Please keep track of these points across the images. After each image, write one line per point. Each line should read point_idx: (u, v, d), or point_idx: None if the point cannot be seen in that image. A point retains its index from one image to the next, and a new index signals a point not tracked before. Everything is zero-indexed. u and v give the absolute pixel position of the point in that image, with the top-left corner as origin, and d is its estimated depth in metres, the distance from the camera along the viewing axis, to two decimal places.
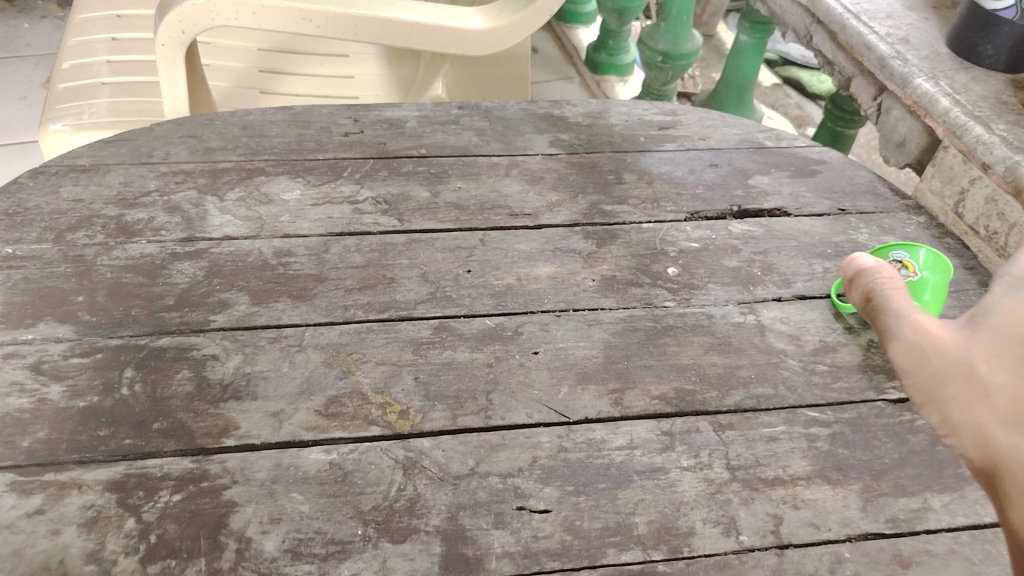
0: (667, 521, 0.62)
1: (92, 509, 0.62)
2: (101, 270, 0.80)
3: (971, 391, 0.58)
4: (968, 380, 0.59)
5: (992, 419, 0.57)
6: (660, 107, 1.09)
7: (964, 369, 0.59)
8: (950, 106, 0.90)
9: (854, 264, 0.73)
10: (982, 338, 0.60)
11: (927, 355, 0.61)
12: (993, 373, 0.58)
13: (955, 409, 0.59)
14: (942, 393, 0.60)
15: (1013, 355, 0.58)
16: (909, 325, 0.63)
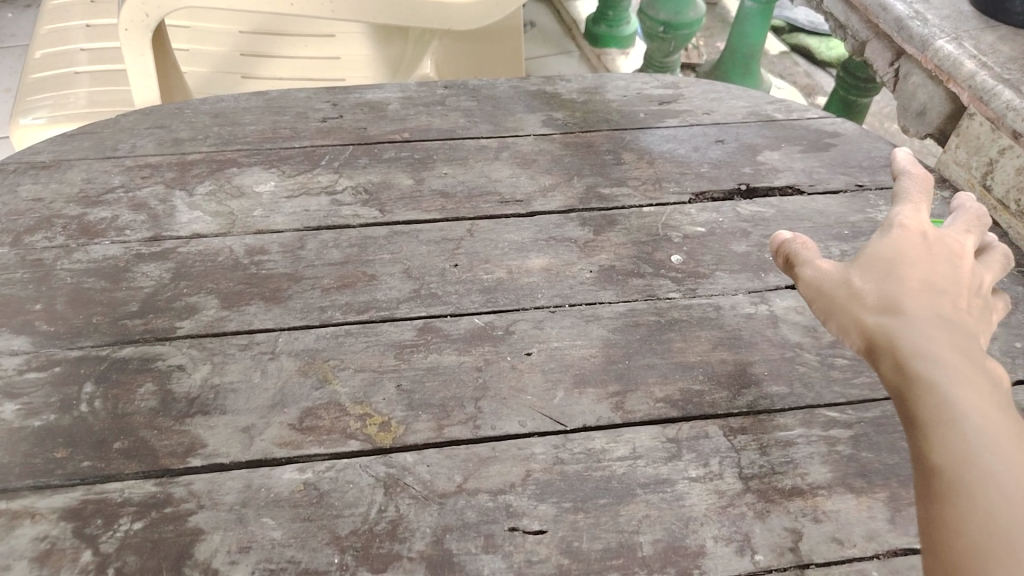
0: (675, 540, 0.57)
1: (45, 541, 0.56)
2: (60, 275, 0.74)
3: (848, 298, 0.54)
4: (849, 294, 0.54)
5: (866, 316, 0.52)
6: (660, 80, 1.02)
7: (843, 281, 0.56)
8: (976, 70, 0.82)
9: (775, 240, 0.64)
10: (853, 264, 0.57)
11: (822, 281, 0.57)
12: (865, 283, 0.55)
13: (841, 317, 0.54)
14: (834, 307, 0.55)
15: (879, 264, 0.55)
16: (812, 263, 0.59)
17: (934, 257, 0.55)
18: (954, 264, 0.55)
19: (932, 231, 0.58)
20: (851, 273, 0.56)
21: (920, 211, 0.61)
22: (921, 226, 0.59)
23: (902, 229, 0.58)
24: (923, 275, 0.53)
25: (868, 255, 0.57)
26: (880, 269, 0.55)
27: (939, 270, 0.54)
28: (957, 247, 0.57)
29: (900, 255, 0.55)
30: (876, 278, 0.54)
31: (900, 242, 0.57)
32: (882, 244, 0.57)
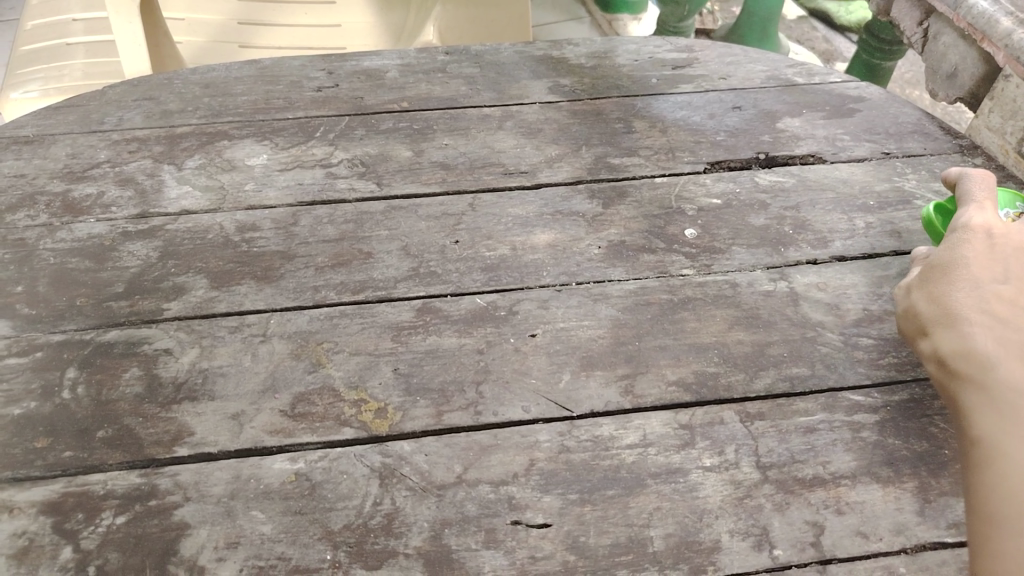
0: (688, 535, 0.53)
1: (24, 537, 0.54)
2: (43, 255, 0.71)
3: (909, 313, 0.58)
4: (908, 308, 0.59)
5: (920, 331, 0.56)
6: (673, 43, 0.97)
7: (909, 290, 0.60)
8: (1013, 28, 0.77)
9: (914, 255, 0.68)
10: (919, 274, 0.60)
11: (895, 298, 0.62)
12: (919, 294, 0.58)
13: (909, 327, 0.58)
14: (904, 320, 0.59)
15: (935, 270, 0.58)
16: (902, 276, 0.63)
17: (990, 253, 0.57)
18: (1016, 256, 0.57)
19: (991, 225, 0.59)
20: (914, 282, 0.60)
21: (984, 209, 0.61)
22: (982, 223, 0.60)
23: (961, 232, 0.60)
24: (977, 274, 0.56)
25: (929, 262, 0.60)
26: (936, 275, 0.58)
27: (994, 264, 0.56)
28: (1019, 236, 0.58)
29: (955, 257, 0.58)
30: (932, 283, 0.57)
31: (957, 242, 0.59)
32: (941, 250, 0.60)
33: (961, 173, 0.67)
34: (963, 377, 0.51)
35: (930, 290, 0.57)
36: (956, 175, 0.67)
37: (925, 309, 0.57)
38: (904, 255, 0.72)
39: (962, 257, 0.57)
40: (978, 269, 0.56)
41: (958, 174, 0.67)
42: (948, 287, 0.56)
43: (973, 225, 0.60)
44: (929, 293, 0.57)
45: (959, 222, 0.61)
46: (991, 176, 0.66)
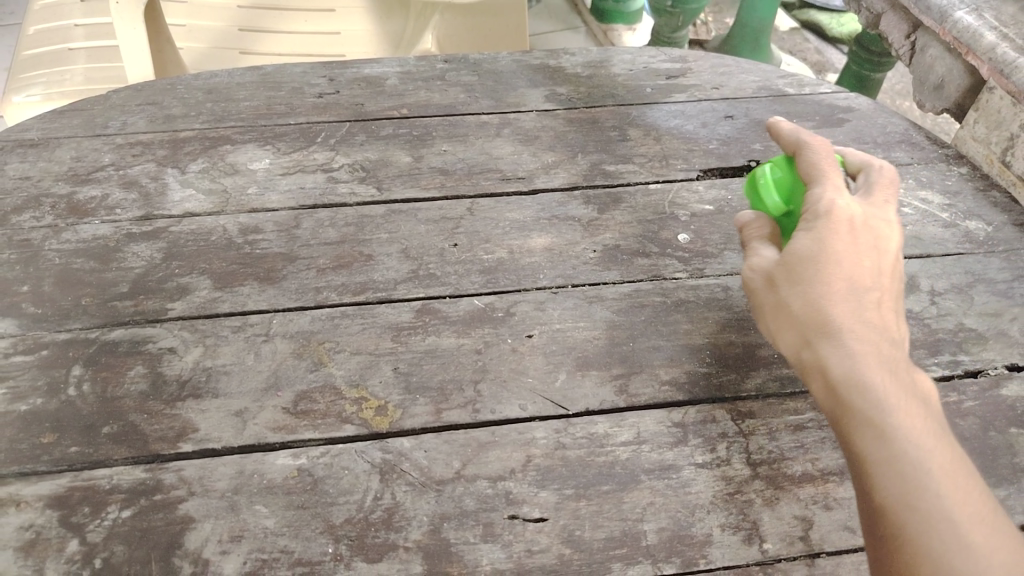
0: (680, 529, 0.55)
1: (31, 530, 0.55)
2: (48, 256, 0.72)
3: (781, 315, 0.53)
4: (779, 308, 0.54)
5: (801, 340, 0.52)
6: (668, 53, 0.99)
7: (776, 285, 0.55)
8: (996, 42, 0.80)
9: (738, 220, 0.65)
10: (781, 264, 0.55)
11: (754, 285, 0.57)
12: (792, 294, 0.53)
13: (781, 331, 0.54)
14: (774, 321, 0.54)
15: (803, 265, 0.54)
16: (753, 253, 0.59)
17: (856, 248, 0.54)
18: (876, 253, 0.55)
19: (850, 210, 0.57)
20: (779, 274, 0.55)
21: (837, 188, 0.58)
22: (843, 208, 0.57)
23: (825, 217, 0.56)
24: (849, 277, 0.53)
25: (793, 251, 0.55)
26: (809, 273, 0.53)
27: (861, 265, 0.54)
28: (874, 227, 0.57)
29: (825, 251, 0.54)
30: (804, 283, 0.53)
31: (823, 230, 0.55)
32: (806, 238, 0.55)
33: (798, 136, 0.65)
34: (848, 404, 0.48)
35: (803, 291, 0.53)
36: (793, 138, 0.65)
37: (801, 314, 0.52)
38: None
39: (832, 252, 0.54)
40: (851, 271, 0.53)
41: (796, 137, 0.64)
42: (823, 289, 0.52)
43: (836, 210, 0.56)
44: (803, 294, 0.53)
45: (816, 202, 0.58)
46: (828, 145, 0.64)
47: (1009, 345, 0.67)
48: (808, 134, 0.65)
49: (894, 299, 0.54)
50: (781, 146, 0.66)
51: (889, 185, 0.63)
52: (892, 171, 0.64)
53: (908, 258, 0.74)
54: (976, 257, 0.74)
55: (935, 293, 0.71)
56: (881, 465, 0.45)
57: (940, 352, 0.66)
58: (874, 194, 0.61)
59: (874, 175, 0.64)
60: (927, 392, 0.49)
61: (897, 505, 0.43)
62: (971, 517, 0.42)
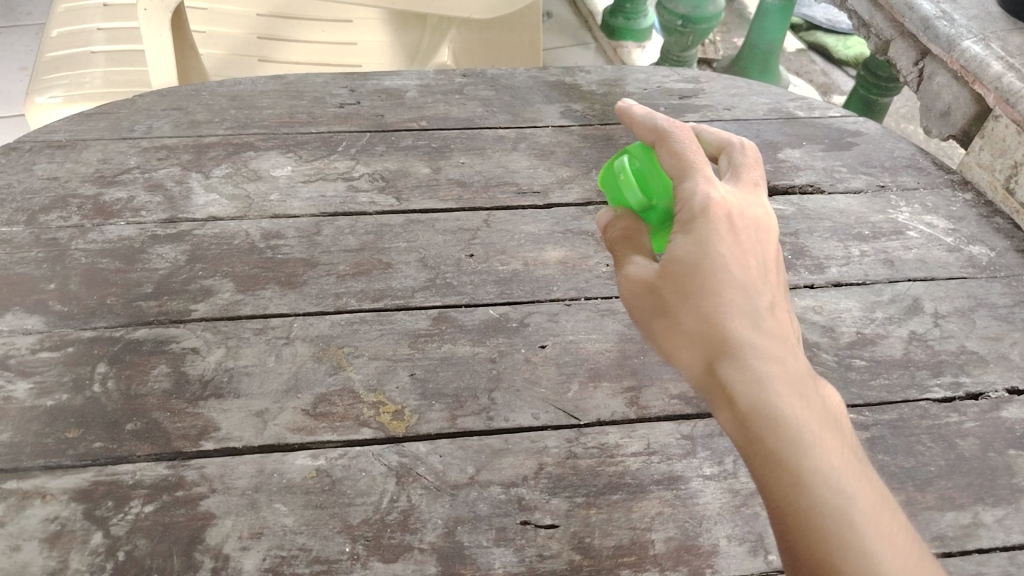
0: (688, 539, 0.56)
1: (56, 522, 0.56)
2: (75, 255, 0.74)
3: (680, 340, 0.52)
4: (678, 333, 0.52)
5: (705, 369, 0.51)
6: (681, 74, 1.01)
7: (666, 299, 0.53)
8: (1002, 72, 0.82)
9: (603, 220, 0.63)
10: (667, 280, 0.53)
11: (641, 303, 0.55)
12: (688, 317, 0.52)
13: (679, 356, 0.52)
14: (671, 346, 0.53)
15: (692, 275, 0.52)
16: (627, 262, 0.58)
17: (742, 249, 0.54)
18: (757, 246, 0.55)
19: (726, 202, 0.55)
20: (667, 287, 0.53)
21: (710, 177, 0.57)
22: (720, 201, 0.55)
23: (704, 217, 0.54)
24: (740, 285, 0.52)
25: (677, 262, 0.53)
26: (697, 284, 0.52)
27: (749, 269, 0.53)
28: (755, 219, 0.56)
29: (714, 258, 0.52)
30: (695, 300, 0.52)
31: (704, 232, 0.54)
32: (688, 245, 0.53)
33: (653, 121, 0.61)
34: (763, 446, 0.47)
35: (695, 306, 0.51)
36: (651, 125, 0.61)
37: (696, 332, 0.51)
38: (896, 282, 0.75)
39: (719, 258, 0.53)
40: (740, 277, 0.52)
41: (653, 123, 0.61)
42: (716, 304, 0.51)
43: (714, 205, 0.55)
44: (697, 309, 0.51)
45: (691, 196, 0.56)
46: (687, 128, 0.62)
47: (1009, 368, 0.69)
48: (661, 116, 0.62)
49: (780, 293, 0.54)
50: (633, 132, 0.62)
51: (754, 162, 0.63)
52: (753, 146, 0.64)
53: (912, 280, 0.76)
54: (979, 281, 0.76)
55: (938, 315, 0.73)
56: (799, 494, 0.45)
57: (943, 373, 0.67)
58: (743, 176, 0.61)
59: (737, 153, 0.63)
60: (830, 403, 0.50)
61: (820, 538, 0.44)
62: (890, 540, 0.43)
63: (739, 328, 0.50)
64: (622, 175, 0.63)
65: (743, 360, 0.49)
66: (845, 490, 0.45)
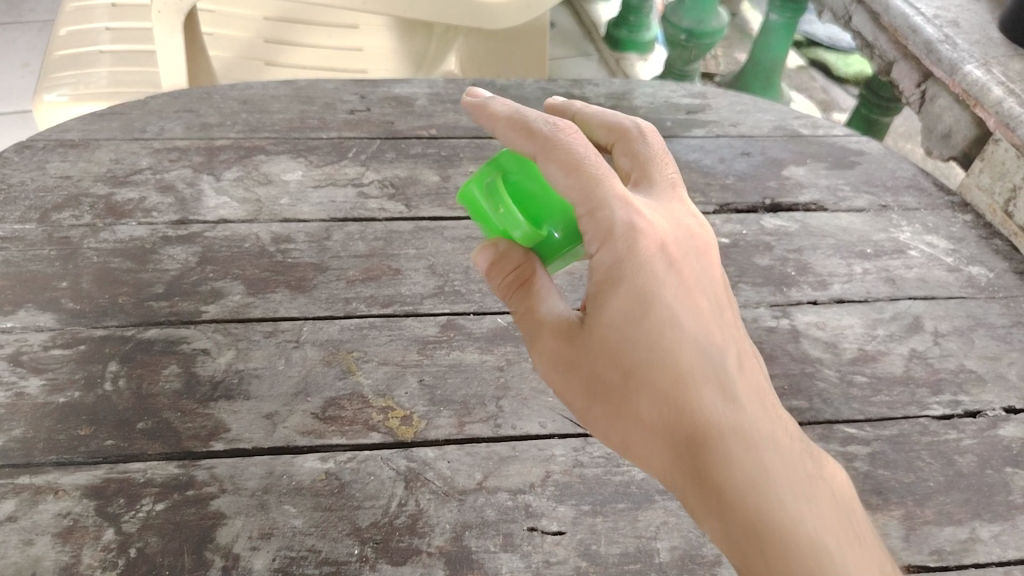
0: (692, 548, 0.57)
1: (68, 518, 0.56)
2: (87, 254, 0.74)
3: (642, 431, 0.51)
4: (639, 423, 0.51)
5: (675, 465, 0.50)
6: (687, 89, 1.02)
7: (617, 379, 0.52)
8: (1003, 96, 0.84)
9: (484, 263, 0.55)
10: (611, 358, 0.52)
11: (583, 383, 0.53)
12: (648, 407, 0.51)
13: (644, 447, 0.52)
14: (634, 436, 0.52)
15: (638, 346, 0.51)
16: (545, 331, 0.54)
17: (685, 291, 0.52)
18: (696, 280, 0.53)
19: (653, 231, 0.52)
20: (614, 364, 0.52)
21: (625, 197, 0.52)
22: (650, 234, 0.52)
23: (632, 261, 0.51)
24: (690, 348, 0.51)
25: (616, 331, 0.51)
26: (646, 356, 0.51)
27: (695, 320, 0.52)
28: (691, 242, 0.55)
29: (659, 316, 0.51)
30: (648, 382, 0.51)
31: (640, 280, 0.51)
32: (623, 311, 0.51)
33: (533, 130, 0.51)
34: (757, 543, 0.47)
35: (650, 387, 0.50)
36: (531, 134, 0.51)
37: (655, 414, 0.51)
38: (898, 300, 0.77)
39: (664, 320, 0.51)
40: (689, 338, 0.51)
41: (532, 131, 0.52)
42: (672, 378, 0.50)
43: (641, 238, 0.52)
44: (653, 391, 0.51)
45: (611, 230, 0.51)
46: (567, 123, 0.53)
47: (1006, 387, 0.70)
48: (536, 117, 0.52)
49: (727, 330, 0.53)
50: (508, 139, 0.52)
51: (660, 152, 0.59)
52: (651, 130, 0.60)
53: (913, 298, 0.77)
54: (978, 301, 0.78)
55: (938, 334, 0.74)
56: None
57: (942, 392, 0.69)
58: (659, 181, 0.57)
59: (639, 144, 0.59)
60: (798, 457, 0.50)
61: None
62: None
63: (701, 397, 0.50)
64: (498, 204, 0.52)
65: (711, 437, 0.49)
66: (843, 555, 0.46)
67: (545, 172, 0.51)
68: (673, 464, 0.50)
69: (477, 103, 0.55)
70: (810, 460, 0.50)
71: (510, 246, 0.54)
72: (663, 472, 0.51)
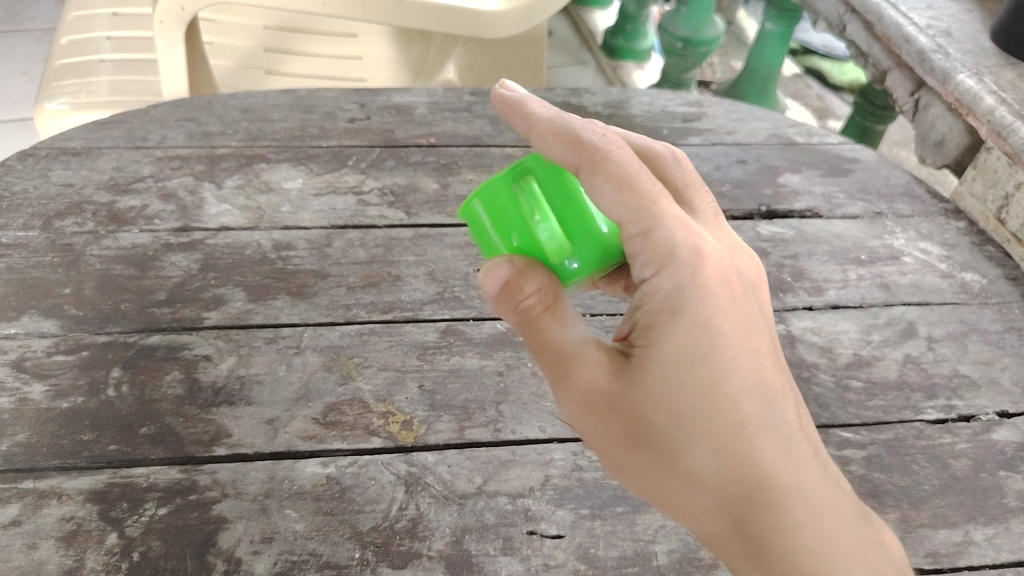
0: (689, 551, 0.58)
1: (71, 522, 0.57)
2: (90, 261, 0.75)
3: (690, 478, 0.51)
4: (687, 469, 0.50)
5: (724, 514, 0.50)
6: (684, 97, 1.03)
7: (670, 424, 0.50)
8: (995, 105, 0.85)
9: (494, 282, 0.52)
10: (664, 400, 0.50)
11: (622, 423, 0.52)
12: (701, 454, 0.50)
13: (691, 494, 0.51)
14: (677, 481, 0.51)
15: (696, 390, 0.50)
16: (577, 365, 0.52)
17: (741, 329, 0.51)
18: (748, 312, 0.52)
19: (711, 258, 0.51)
20: (667, 407, 0.50)
21: (682, 220, 0.51)
22: (708, 262, 0.51)
23: (693, 290, 0.50)
24: (747, 391, 0.51)
25: (673, 370, 0.50)
26: (704, 402, 0.50)
27: (751, 365, 0.51)
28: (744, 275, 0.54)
29: (717, 359, 0.50)
30: (704, 429, 0.50)
31: (699, 315, 0.50)
32: (679, 350, 0.50)
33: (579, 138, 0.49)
34: None
35: (708, 437, 0.50)
36: (579, 141, 0.49)
37: (709, 464, 0.50)
38: (892, 306, 0.78)
39: (721, 362, 0.50)
40: (746, 384, 0.51)
41: (582, 140, 0.49)
42: (730, 425, 0.50)
43: (700, 266, 0.50)
44: (710, 443, 0.50)
45: (671, 253, 0.50)
46: (613, 136, 0.51)
47: (999, 392, 0.71)
48: (582, 125, 0.50)
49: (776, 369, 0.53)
50: (547, 147, 0.49)
51: (694, 178, 0.59)
52: (683, 154, 0.60)
53: (907, 304, 0.78)
54: (971, 307, 0.78)
55: (932, 339, 0.75)
56: None
57: (936, 397, 0.69)
58: (700, 209, 0.57)
59: (673, 168, 0.58)
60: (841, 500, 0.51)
61: None
62: None
63: (755, 443, 0.50)
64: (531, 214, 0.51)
65: (767, 488, 0.49)
66: None
67: (590, 184, 0.49)
68: (722, 518, 0.50)
69: (513, 101, 0.52)
70: (852, 502, 0.52)
71: (529, 266, 0.52)
72: (710, 521, 0.51)
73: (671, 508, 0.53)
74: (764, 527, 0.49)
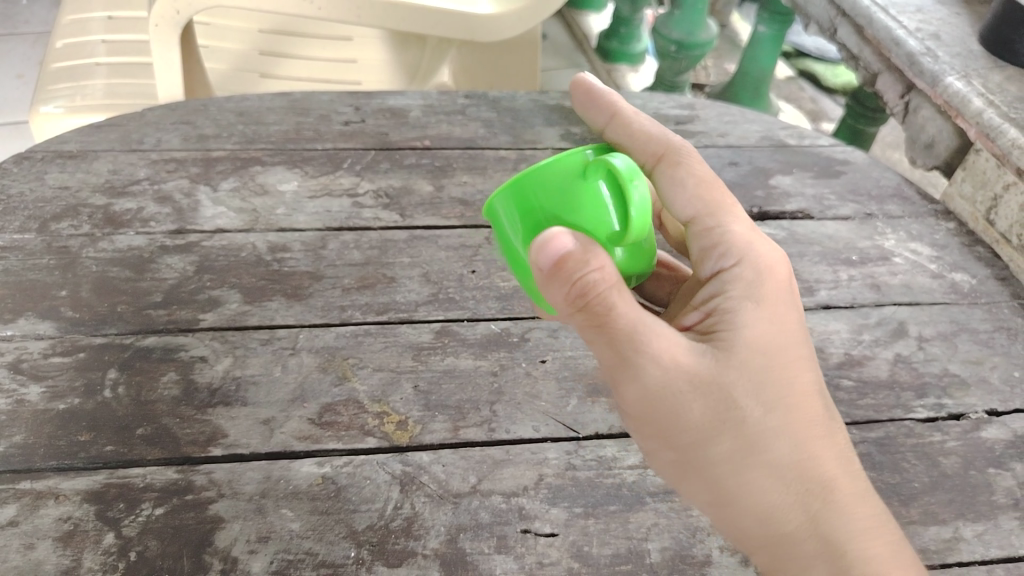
0: (682, 549, 0.58)
1: (68, 522, 0.57)
2: (86, 263, 0.75)
3: (767, 465, 0.50)
4: (763, 455, 0.50)
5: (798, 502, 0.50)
6: (677, 100, 1.04)
7: (755, 407, 0.50)
8: (983, 107, 0.85)
9: (561, 249, 0.48)
10: (747, 385, 0.50)
11: (696, 406, 0.50)
12: (779, 441, 0.50)
13: (766, 482, 0.50)
14: (752, 470, 0.50)
15: (781, 376, 0.51)
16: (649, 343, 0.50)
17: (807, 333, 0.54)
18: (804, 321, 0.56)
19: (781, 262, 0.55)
20: (752, 392, 0.50)
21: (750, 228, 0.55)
22: (779, 265, 0.54)
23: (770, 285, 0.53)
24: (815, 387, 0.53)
25: (757, 357, 0.51)
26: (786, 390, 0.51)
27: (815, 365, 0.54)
28: None
29: (795, 352, 0.52)
30: (785, 415, 0.51)
31: (778, 310, 0.53)
32: (763, 338, 0.51)
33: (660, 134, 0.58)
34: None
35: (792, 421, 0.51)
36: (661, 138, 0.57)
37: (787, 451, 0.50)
38: (883, 306, 0.78)
39: (798, 355, 0.52)
40: (815, 382, 0.53)
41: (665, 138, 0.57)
42: (807, 414, 0.51)
43: (773, 266, 0.54)
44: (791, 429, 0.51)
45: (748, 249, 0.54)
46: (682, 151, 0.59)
47: (988, 391, 0.71)
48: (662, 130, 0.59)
49: None
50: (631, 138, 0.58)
51: None
52: None
53: (898, 304, 0.79)
54: (961, 307, 0.79)
55: (922, 339, 0.75)
56: None
57: (926, 396, 0.70)
58: None
59: None
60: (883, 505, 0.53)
61: None
62: None
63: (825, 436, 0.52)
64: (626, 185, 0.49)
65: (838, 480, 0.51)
66: None
67: (669, 175, 0.56)
68: (799, 509, 0.50)
69: (596, 93, 0.62)
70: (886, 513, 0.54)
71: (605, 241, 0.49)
72: (781, 511, 0.50)
73: (736, 500, 0.51)
74: (837, 525, 0.50)
